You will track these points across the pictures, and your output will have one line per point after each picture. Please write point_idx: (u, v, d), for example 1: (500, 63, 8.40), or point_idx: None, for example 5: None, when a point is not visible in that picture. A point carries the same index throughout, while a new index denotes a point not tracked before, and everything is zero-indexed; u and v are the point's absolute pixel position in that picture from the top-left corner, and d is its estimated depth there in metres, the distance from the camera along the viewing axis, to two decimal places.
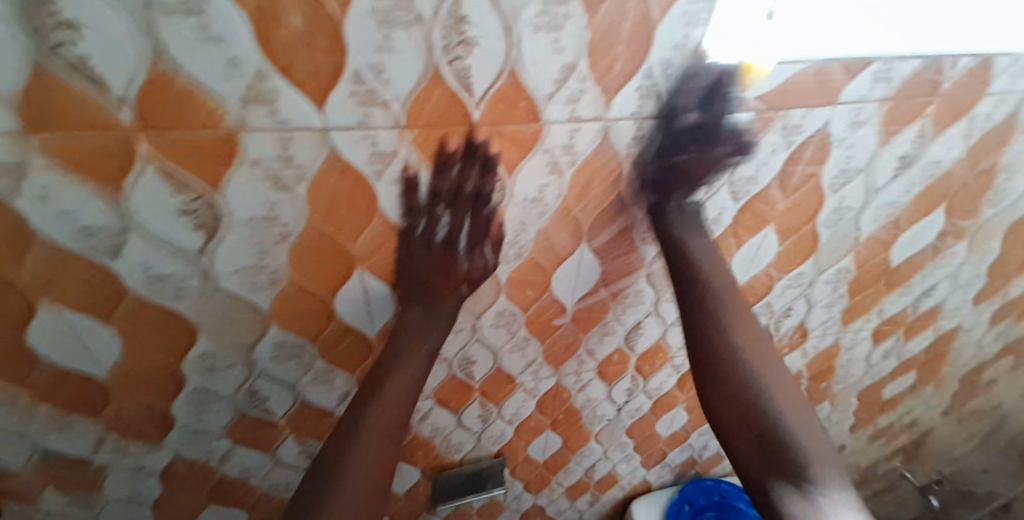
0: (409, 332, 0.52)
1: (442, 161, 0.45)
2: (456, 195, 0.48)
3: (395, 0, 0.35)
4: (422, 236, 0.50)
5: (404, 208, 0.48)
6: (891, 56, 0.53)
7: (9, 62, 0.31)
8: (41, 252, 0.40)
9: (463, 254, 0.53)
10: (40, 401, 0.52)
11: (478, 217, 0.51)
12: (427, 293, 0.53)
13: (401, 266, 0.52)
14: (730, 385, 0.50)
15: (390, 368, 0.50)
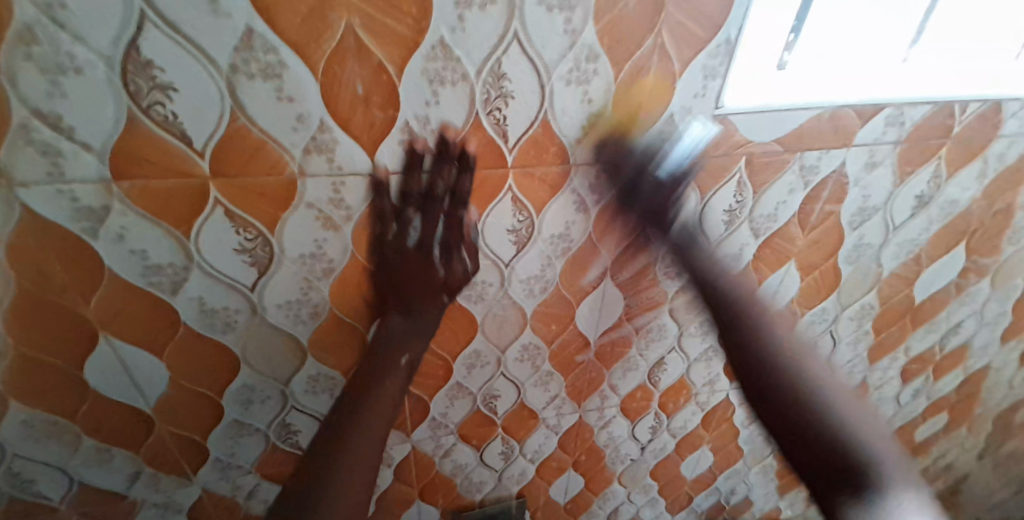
0: (387, 343, 0.51)
1: (412, 159, 0.43)
2: (428, 196, 0.45)
3: (444, 62, 0.39)
4: (394, 241, 0.48)
5: (373, 210, 0.45)
6: (902, 102, 0.55)
7: (108, 121, 0.35)
8: (110, 288, 0.44)
9: (439, 256, 0.50)
10: (87, 432, 0.54)
11: (453, 218, 0.48)
12: (404, 301, 0.51)
13: (376, 272, 0.49)
14: (769, 380, 0.49)
15: (368, 386, 0.49)
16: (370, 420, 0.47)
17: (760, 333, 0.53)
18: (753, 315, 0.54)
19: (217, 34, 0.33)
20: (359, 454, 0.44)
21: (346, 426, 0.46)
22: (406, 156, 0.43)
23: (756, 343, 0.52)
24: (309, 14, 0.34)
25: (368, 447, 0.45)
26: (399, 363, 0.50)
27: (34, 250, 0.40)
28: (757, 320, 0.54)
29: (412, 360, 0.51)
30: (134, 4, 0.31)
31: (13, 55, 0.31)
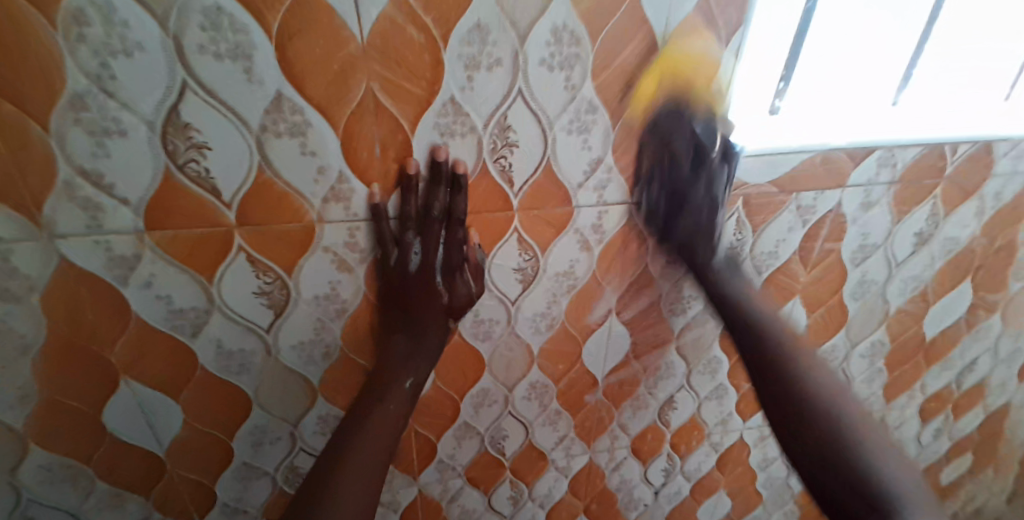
0: (390, 367, 0.51)
1: (405, 182, 0.43)
2: (425, 217, 0.46)
3: (454, 117, 0.42)
4: (395, 267, 0.48)
5: (374, 236, 0.46)
6: (891, 145, 0.58)
7: (145, 177, 0.37)
8: (134, 332, 0.46)
9: (441, 281, 0.50)
10: (100, 477, 0.55)
11: (451, 239, 0.47)
12: (410, 323, 0.51)
13: (383, 297, 0.50)
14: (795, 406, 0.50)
15: (368, 413, 0.48)
16: (369, 448, 0.46)
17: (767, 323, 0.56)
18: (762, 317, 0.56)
19: (249, 98, 0.36)
20: (359, 483, 0.44)
21: (345, 453, 0.46)
22: (398, 179, 0.43)
23: (782, 358, 0.54)
24: (333, 78, 0.37)
25: (367, 475, 0.45)
26: (403, 386, 0.50)
27: (65, 297, 0.42)
28: (773, 336, 0.55)
29: (415, 386, 0.51)
30: (176, 75, 0.34)
31: (65, 119, 0.34)
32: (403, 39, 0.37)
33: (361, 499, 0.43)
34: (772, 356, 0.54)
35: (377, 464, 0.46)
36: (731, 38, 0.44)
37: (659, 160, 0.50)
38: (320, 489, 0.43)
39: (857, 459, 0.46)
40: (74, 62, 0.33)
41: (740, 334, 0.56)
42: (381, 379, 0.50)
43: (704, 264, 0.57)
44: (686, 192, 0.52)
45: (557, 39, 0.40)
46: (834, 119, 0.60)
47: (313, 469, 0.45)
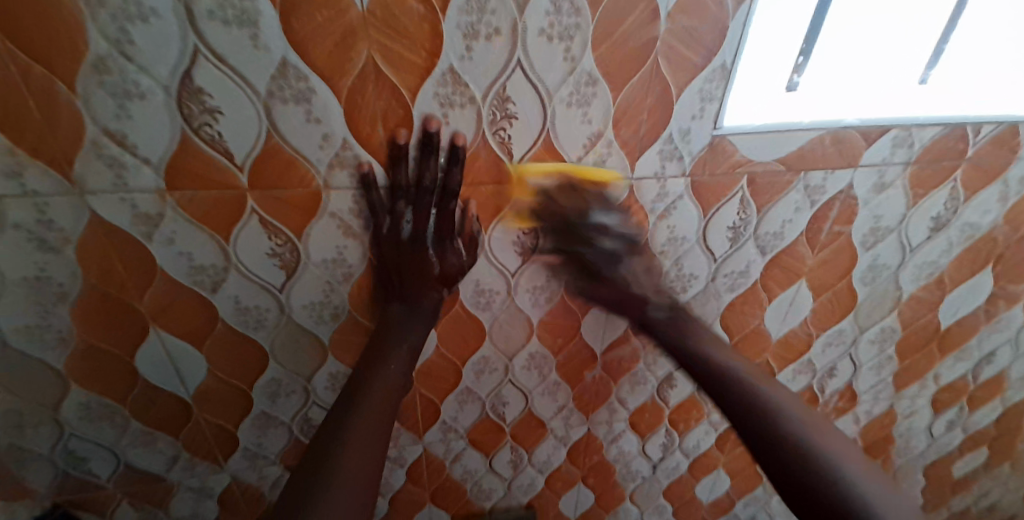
0: (388, 332, 0.54)
1: (395, 154, 0.45)
2: (417, 188, 0.47)
3: (454, 87, 0.43)
4: (389, 236, 0.50)
5: (368, 206, 0.48)
6: (909, 123, 0.56)
7: (164, 140, 0.40)
8: (158, 285, 0.49)
9: (433, 250, 0.52)
10: (133, 416, 0.60)
11: (444, 210, 0.49)
12: (404, 293, 0.54)
13: (379, 264, 0.52)
14: (756, 417, 0.47)
15: (374, 368, 0.51)
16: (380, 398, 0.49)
17: (725, 367, 0.53)
18: (720, 367, 0.53)
19: (257, 64, 0.38)
20: (373, 425, 0.47)
21: (354, 402, 0.48)
22: (388, 151, 0.45)
23: (731, 387, 0.51)
24: (336, 45, 0.38)
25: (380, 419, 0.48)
26: (399, 351, 0.53)
27: (96, 250, 0.46)
28: (739, 375, 0.52)
29: (411, 348, 0.53)
30: (189, 41, 0.36)
31: (90, 82, 0.37)
32: (403, 7, 0.38)
33: (365, 456, 0.44)
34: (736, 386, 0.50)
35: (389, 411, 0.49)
36: (737, 9, 0.44)
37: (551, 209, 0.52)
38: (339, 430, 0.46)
39: (797, 444, 0.44)
40: (97, 29, 0.35)
41: (705, 380, 0.53)
42: (376, 348, 0.53)
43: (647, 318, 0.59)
44: (602, 268, 0.58)
45: (556, 9, 0.40)
46: (853, 97, 0.58)
47: (328, 414, 0.48)
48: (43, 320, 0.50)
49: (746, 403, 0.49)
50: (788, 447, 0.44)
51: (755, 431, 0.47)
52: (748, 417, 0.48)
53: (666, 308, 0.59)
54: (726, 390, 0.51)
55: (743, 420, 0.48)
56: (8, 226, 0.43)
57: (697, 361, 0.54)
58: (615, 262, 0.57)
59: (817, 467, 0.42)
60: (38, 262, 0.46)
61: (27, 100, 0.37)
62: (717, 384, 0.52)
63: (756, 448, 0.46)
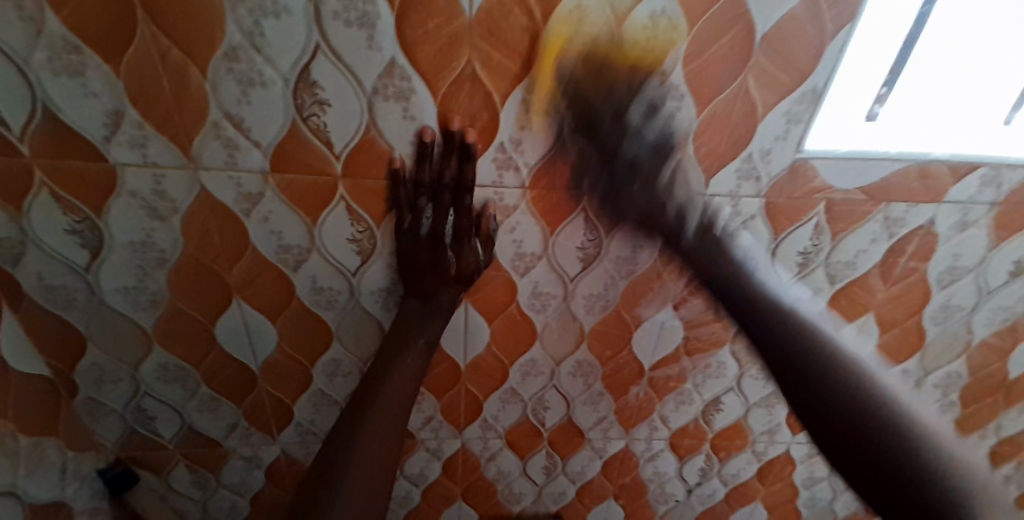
0: (406, 324, 0.56)
1: (420, 150, 0.46)
2: (436, 184, 0.48)
3: (543, 93, 0.44)
4: (409, 230, 0.52)
5: (389, 201, 0.50)
6: (1000, 162, 0.53)
7: (276, 126, 0.44)
8: (247, 260, 0.53)
9: (451, 247, 0.52)
10: (204, 381, 0.65)
11: (461, 209, 0.50)
12: (420, 289, 0.55)
13: (398, 258, 0.54)
14: (856, 412, 0.42)
15: (371, 397, 0.53)
16: (374, 428, 0.50)
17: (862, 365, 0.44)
18: (859, 377, 0.43)
19: (367, 61, 0.41)
20: (371, 456, 0.48)
21: (360, 419, 0.51)
22: (415, 148, 0.46)
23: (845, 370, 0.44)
24: (440, 48, 0.41)
25: (378, 449, 0.49)
26: (417, 343, 0.55)
27: (199, 223, 0.50)
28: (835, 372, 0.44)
29: (427, 345, 0.56)
30: (312, 38, 0.40)
31: (221, 70, 0.41)
32: (507, 16, 0.40)
33: (379, 448, 0.49)
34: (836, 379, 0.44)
35: (387, 437, 0.50)
36: (837, 34, 0.43)
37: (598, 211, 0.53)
38: (333, 465, 0.48)
39: (899, 422, 0.41)
40: (235, 20, 0.39)
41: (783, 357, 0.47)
42: (396, 337, 0.56)
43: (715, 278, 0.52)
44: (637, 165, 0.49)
45: (653, 24, 0.41)
46: (940, 130, 0.55)
47: (325, 446, 0.51)
48: (142, 282, 0.55)
49: (865, 420, 0.41)
50: (871, 445, 0.40)
51: (853, 430, 0.41)
52: (810, 385, 0.45)
53: (693, 212, 0.53)
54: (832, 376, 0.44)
55: (875, 435, 0.40)
56: (127, 192, 0.47)
57: (814, 373, 0.44)
58: (654, 170, 0.50)
59: (923, 458, 0.39)
60: (147, 228, 0.50)
61: (162, 81, 0.41)
62: (834, 388, 0.43)
63: (816, 427, 0.44)
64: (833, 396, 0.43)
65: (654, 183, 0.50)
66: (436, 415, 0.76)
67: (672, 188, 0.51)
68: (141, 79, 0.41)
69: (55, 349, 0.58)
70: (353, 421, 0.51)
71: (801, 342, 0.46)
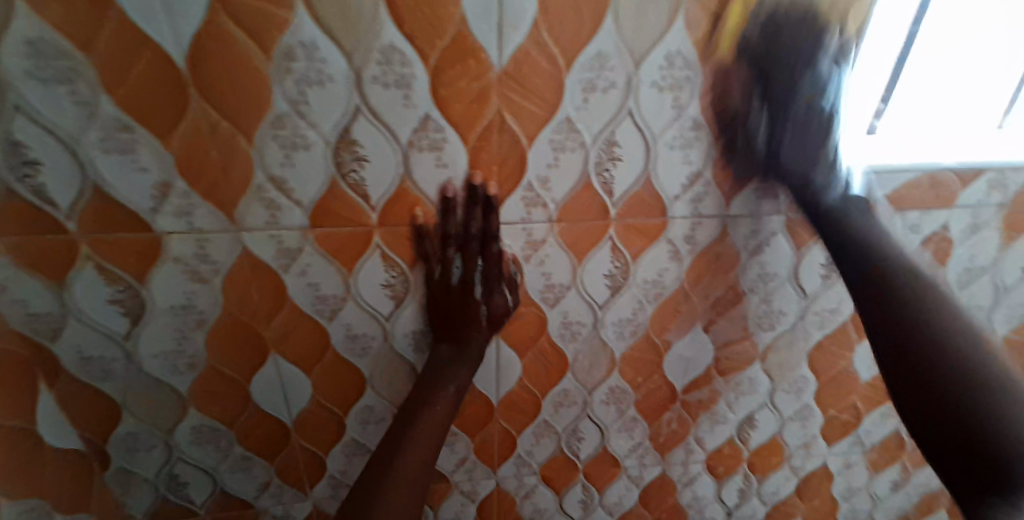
0: (437, 370, 0.55)
1: (446, 203, 0.49)
2: (464, 235, 0.51)
3: (567, 134, 0.47)
4: (440, 280, 0.53)
5: (417, 254, 0.52)
6: (1001, 166, 0.55)
7: (317, 182, 0.46)
8: (284, 313, 0.54)
9: (481, 292, 0.54)
10: (239, 440, 0.64)
11: (488, 257, 0.52)
12: (452, 335, 0.56)
13: (429, 306, 0.55)
14: (956, 373, 0.43)
15: (399, 444, 0.52)
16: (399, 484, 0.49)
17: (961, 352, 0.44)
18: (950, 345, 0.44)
19: (404, 118, 0.43)
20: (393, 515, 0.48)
21: (381, 474, 0.50)
22: (439, 201, 0.49)
23: (936, 336, 0.44)
24: (472, 101, 0.44)
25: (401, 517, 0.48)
26: (448, 391, 0.55)
27: (238, 281, 0.51)
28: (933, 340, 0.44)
29: (457, 390, 0.55)
30: (353, 101, 0.42)
31: (265, 137, 0.43)
32: (534, 66, 0.43)
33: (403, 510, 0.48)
34: (962, 361, 0.43)
35: (412, 493, 0.50)
36: (839, 61, 0.47)
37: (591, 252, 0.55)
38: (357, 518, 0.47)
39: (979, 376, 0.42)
40: (280, 90, 0.41)
41: (880, 331, 0.47)
42: (426, 382, 0.55)
43: (839, 217, 0.50)
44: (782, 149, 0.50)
45: (670, 64, 0.44)
46: (941, 141, 0.57)
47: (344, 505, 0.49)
48: (180, 345, 0.55)
49: (1003, 432, 0.39)
50: (991, 444, 0.40)
51: (951, 401, 0.42)
52: (930, 392, 0.44)
53: (824, 181, 0.51)
54: (964, 388, 0.42)
55: (953, 384, 0.42)
56: (169, 259, 0.49)
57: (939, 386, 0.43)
58: (786, 160, 0.51)
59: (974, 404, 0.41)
60: (187, 291, 0.51)
61: (208, 151, 0.43)
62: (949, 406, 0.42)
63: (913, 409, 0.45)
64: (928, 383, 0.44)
65: (807, 161, 0.50)
66: (469, 456, 0.75)
67: (805, 125, 0.49)
68: (187, 151, 0.43)
69: (92, 421, 0.58)
70: (376, 475, 0.50)
71: (903, 295, 0.47)
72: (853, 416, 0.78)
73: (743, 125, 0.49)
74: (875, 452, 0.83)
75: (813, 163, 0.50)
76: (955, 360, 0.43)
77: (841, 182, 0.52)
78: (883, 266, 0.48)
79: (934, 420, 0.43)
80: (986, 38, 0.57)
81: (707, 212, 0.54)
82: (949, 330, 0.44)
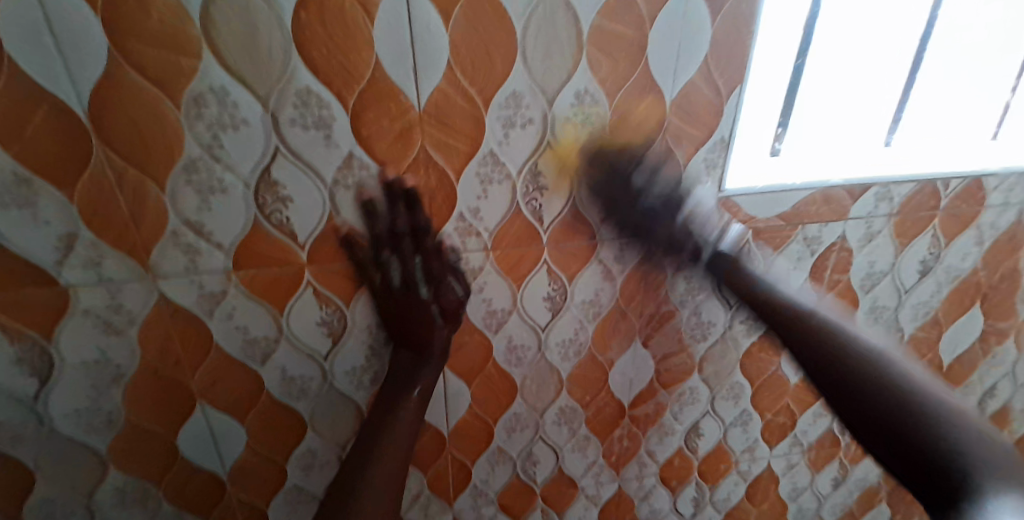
0: (398, 376, 0.55)
1: (368, 209, 0.47)
2: (393, 234, 0.49)
3: (492, 166, 0.48)
4: (381, 287, 0.52)
5: (356, 265, 0.50)
6: (886, 181, 0.61)
7: (239, 224, 0.45)
8: (211, 360, 0.52)
9: (427, 290, 0.53)
10: (168, 499, 0.59)
11: (425, 251, 0.51)
12: (408, 341, 0.54)
13: (382, 318, 0.54)
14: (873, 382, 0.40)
15: (372, 439, 0.52)
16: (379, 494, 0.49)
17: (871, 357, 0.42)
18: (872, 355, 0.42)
19: (326, 158, 0.44)
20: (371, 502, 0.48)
21: (361, 466, 0.50)
22: (363, 208, 0.47)
23: (816, 326, 0.47)
24: (394, 139, 0.45)
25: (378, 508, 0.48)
26: (414, 393, 0.54)
27: (159, 331, 0.49)
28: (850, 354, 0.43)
29: (423, 394, 0.55)
30: (272, 143, 0.42)
31: (180, 182, 0.42)
32: (452, 106, 0.44)
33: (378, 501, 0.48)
34: (853, 356, 0.43)
35: (392, 478, 0.50)
36: (732, 93, 0.50)
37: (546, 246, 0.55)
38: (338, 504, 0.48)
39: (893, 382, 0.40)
40: (193, 136, 0.40)
41: (804, 347, 0.47)
42: (391, 389, 0.54)
43: (733, 254, 0.57)
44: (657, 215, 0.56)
45: (580, 100, 0.47)
46: (832, 161, 0.63)
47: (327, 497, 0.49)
48: (96, 403, 0.51)
49: (932, 410, 0.37)
50: (918, 436, 0.36)
51: (891, 412, 0.38)
52: (840, 387, 0.42)
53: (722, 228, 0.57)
54: (878, 373, 0.41)
55: (875, 396, 0.40)
56: (80, 312, 0.46)
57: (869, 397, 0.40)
58: (672, 212, 0.55)
59: (905, 407, 0.38)
60: (101, 345, 0.48)
61: (119, 199, 0.42)
62: (887, 425, 0.38)
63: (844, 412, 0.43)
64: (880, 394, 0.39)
65: (675, 221, 0.56)
66: (422, 491, 0.73)
67: (657, 171, 0.53)
68: (94, 200, 0.41)
69: None
70: (353, 469, 0.50)
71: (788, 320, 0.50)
72: (789, 418, 0.82)
73: (626, 192, 0.53)
74: (814, 450, 0.87)
75: (683, 215, 0.55)
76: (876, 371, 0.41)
77: (730, 232, 0.57)
78: (760, 290, 0.53)
79: (875, 416, 0.39)
80: (867, 71, 0.64)
81: (633, 231, 0.56)
82: (823, 326, 0.47)
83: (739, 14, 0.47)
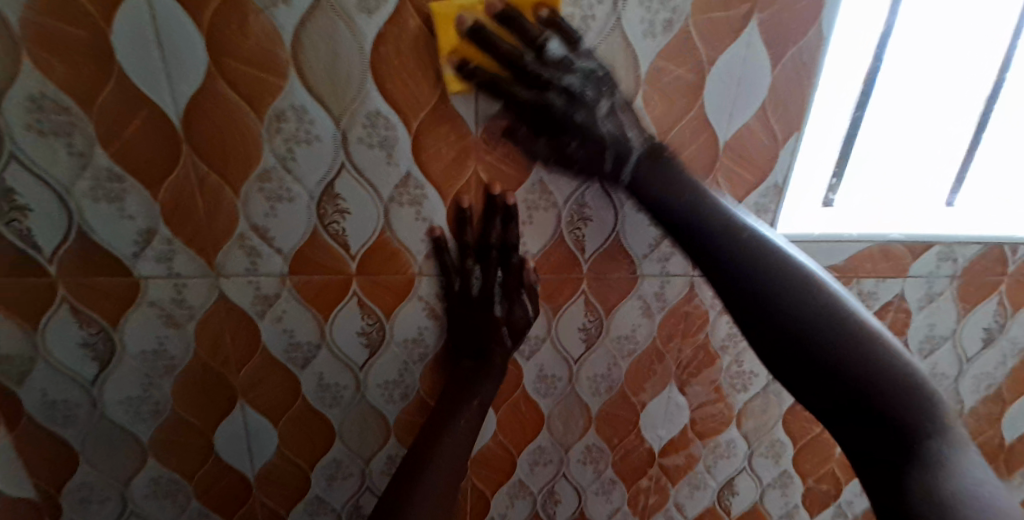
0: (462, 383, 0.55)
1: (456, 214, 0.49)
2: (475, 245, 0.51)
3: (539, 194, 0.50)
4: (457, 292, 0.52)
5: (435, 266, 0.52)
6: (952, 240, 0.57)
7: (299, 230, 0.48)
8: (256, 360, 0.54)
9: (501, 306, 0.54)
10: (197, 494, 0.61)
11: (507, 266, 0.52)
12: (475, 348, 0.55)
13: (451, 320, 0.54)
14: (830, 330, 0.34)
15: (435, 436, 0.53)
16: (435, 497, 0.49)
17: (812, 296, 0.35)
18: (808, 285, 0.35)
19: (385, 175, 0.46)
20: (432, 496, 0.49)
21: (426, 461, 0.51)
22: (451, 213, 0.49)
23: (784, 273, 0.36)
24: (450, 162, 0.47)
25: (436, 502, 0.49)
26: (473, 401, 0.55)
27: (213, 327, 0.52)
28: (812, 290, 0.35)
29: (481, 404, 0.55)
30: (339, 159, 0.45)
31: (252, 188, 0.45)
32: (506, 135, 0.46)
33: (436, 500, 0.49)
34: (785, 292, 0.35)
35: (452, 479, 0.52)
36: (786, 141, 0.50)
37: (607, 270, 0.55)
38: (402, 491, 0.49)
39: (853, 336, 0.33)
40: (269, 147, 0.44)
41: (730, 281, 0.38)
42: (455, 395, 0.55)
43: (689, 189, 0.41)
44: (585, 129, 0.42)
45: None
46: (890, 215, 0.61)
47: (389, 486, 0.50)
48: (146, 391, 0.54)
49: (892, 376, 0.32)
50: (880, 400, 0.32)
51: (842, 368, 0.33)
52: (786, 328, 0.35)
53: (628, 150, 0.43)
54: (838, 327, 0.34)
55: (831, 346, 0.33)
56: (146, 303, 0.49)
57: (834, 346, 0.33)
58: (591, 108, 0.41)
59: (869, 365, 0.32)
60: (159, 335, 0.51)
61: (195, 200, 0.45)
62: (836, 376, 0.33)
63: (788, 368, 0.36)
64: (834, 347, 0.33)
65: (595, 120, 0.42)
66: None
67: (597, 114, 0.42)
68: (174, 199, 0.45)
69: (47, 468, 0.56)
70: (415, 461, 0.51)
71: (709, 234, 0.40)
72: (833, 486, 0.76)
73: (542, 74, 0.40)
74: None
75: (604, 122, 0.42)
76: (819, 310, 0.34)
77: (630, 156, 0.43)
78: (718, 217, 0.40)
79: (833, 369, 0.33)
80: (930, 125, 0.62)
81: (676, 271, 0.56)
82: (803, 288, 0.35)
83: (799, 63, 0.47)
